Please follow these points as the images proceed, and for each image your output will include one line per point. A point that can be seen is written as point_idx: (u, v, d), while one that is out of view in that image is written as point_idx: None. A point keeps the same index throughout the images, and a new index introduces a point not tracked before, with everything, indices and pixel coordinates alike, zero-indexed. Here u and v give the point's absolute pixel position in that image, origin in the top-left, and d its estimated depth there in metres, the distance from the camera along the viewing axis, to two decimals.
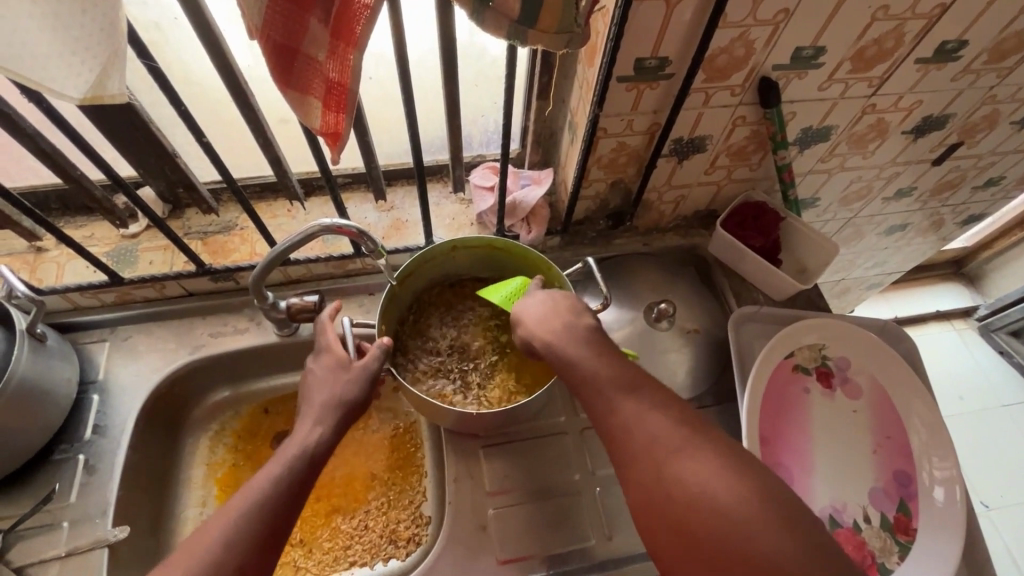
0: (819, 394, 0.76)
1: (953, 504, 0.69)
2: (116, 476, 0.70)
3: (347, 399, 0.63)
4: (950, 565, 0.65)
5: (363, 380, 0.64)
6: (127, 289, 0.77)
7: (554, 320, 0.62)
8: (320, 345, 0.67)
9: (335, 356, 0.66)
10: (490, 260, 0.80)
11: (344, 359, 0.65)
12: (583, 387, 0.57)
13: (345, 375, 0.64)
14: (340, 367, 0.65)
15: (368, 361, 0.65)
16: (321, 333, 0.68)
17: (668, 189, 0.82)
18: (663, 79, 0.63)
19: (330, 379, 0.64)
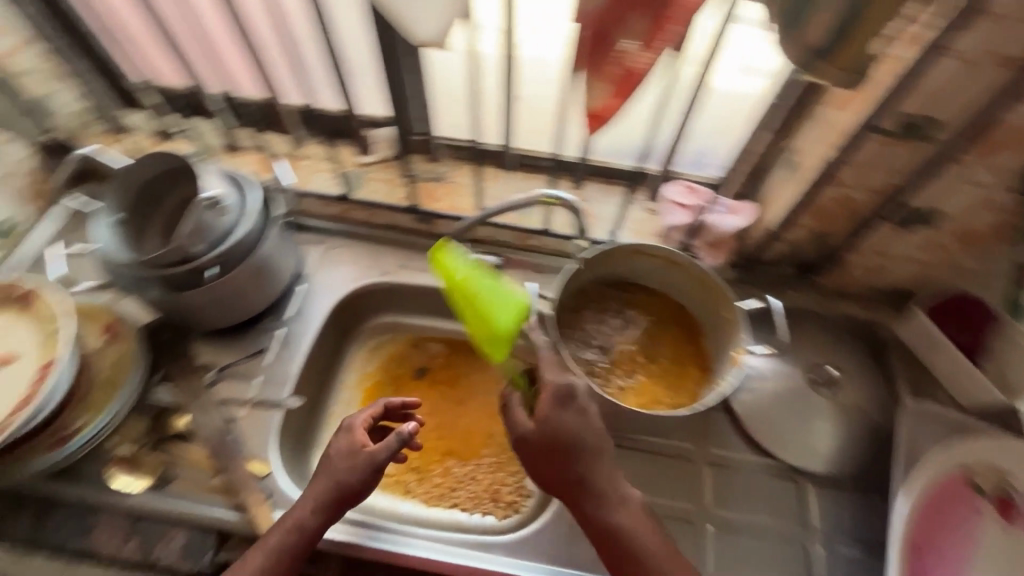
0: (993, 522, 0.66)
1: None
2: (303, 355, 0.82)
3: (342, 486, 0.62)
4: None
5: (363, 472, 0.62)
6: (350, 206, 0.90)
7: (569, 424, 0.62)
8: (349, 419, 0.67)
9: (352, 438, 0.65)
10: (664, 275, 0.82)
11: (359, 446, 0.64)
12: (599, 539, 0.62)
13: (352, 461, 0.63)
14: (348, 453, 0.64)
15: (376, 452, 0.63)
16: (365, 410, 0.68)
17: (871, 257, 0.77)
18: (922, 141, 0.60)
19: (333, 461, 0.64)
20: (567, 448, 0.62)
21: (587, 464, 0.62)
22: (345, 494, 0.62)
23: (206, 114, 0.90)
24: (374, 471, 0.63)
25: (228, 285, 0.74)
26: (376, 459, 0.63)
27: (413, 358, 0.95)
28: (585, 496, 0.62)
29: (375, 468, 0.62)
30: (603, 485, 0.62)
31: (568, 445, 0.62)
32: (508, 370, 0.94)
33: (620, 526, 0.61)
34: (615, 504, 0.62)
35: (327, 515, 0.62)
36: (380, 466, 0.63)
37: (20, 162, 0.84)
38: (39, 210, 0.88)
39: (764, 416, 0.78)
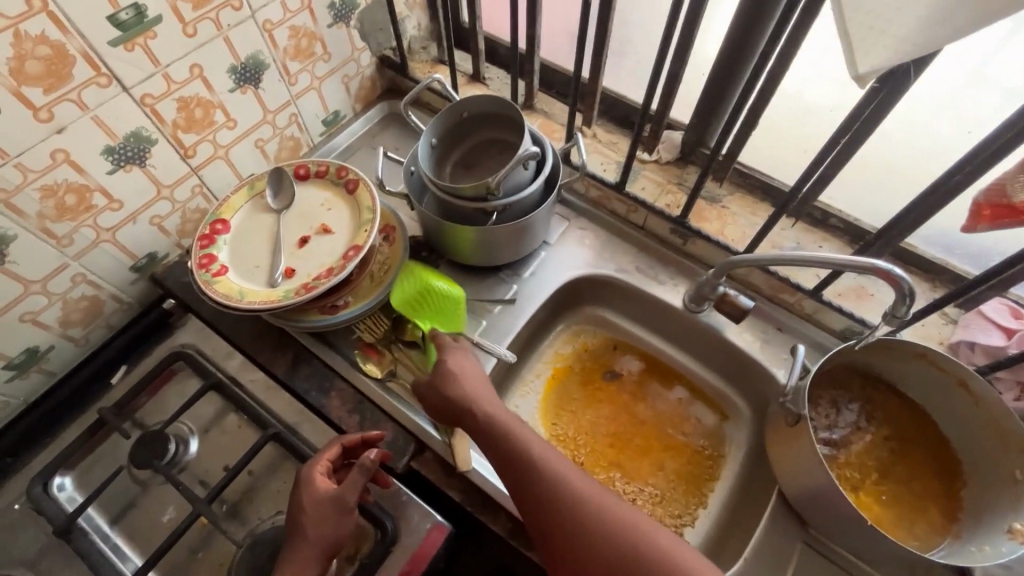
0: None
1: None
2: (526, 316, 0.86)
3: (324, 532, 0.60)
4: None
5: (336, 515, 0.61)
6: (610, 195, 0.89)
7: (466, 373, 0.70)
8: (305, 468, 0.65)
9: (315, 490, 0.62)
10: (938, 392, 0.70)
11: (322, 491, 0.62)
12: (496, 446, 0.64)
13: (320, 510, 0.61)
14: (313, 499, 0.61)
15: (344, 493, 0.61)
16: (317, 454, 0.66)
17: None
18: None
19: (306, 511, 0.61)
20: (461, 401, 0.67)
21: (453, 379, 0.69)
22: (332, 539, 0.60)
23: None
24: (347, 504, 0.62)
25: (498, 235, 0.79)
26: (340, 503, 0.61)
27: (608, 359, 0.95)
28: (506, 452, 0.63)
29: (346, 506, 0.61)
30: (532, 446, 0.63)
31: (450, 386, 0.68)
32: (699, 411, 0.89)
33: (573, 482, 0.60)
34: (550, 461, 0.62)
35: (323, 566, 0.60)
36: (350, 503, 0.62)
37: (367, 68, 0.98)
38: (361, 111, 1.03)
39: None
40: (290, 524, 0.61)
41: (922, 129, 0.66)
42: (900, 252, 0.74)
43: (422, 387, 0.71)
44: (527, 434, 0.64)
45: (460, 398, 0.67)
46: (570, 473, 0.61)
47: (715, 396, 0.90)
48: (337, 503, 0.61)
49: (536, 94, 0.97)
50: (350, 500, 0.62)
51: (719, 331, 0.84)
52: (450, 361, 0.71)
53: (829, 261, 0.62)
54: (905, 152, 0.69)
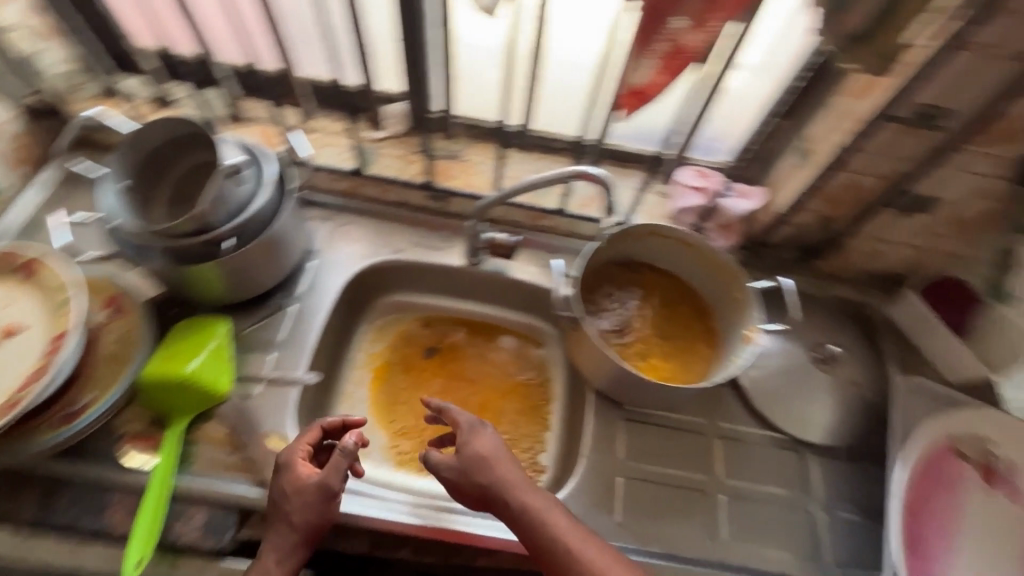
0: (976, 486, 0.73)
1: None
2: (317, 331, 0.81)
3: (305, 519, 0.59)
4: None
5: (320, 505, 0.59)
6: (360, 182, 0.89)
7: (490, 446, 0.63)
8: (287, 450, 0.62)
9: (297, 475, 0.60)
10: (674, 255, 0.85)
11: (306, 478, 0.60)
12: (524, 532, 0.60)
13: (306, 496, 0.59)
14: (297, 489, 0.59)
15: (327, 480, 0.59)
16: (301, 435, 0.64)
17: (870, 239, 0.81)
18: (931, 130, 0.63)
19: (287, 500, 0.59)
20: (488, 478, 0.62)
21: (475, 458, 0.62)
22: (314, 524, 0.59)
23: (211, 83, 0.87)
24: (328, 495, 0.59)
25: (246, 259, 0.72)
26: (327, 490, 0.59)
27: (421, 339, 0.95)
28: (532, 530, 0.59)
29: (333, 495, 0.59)
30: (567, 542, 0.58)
31: (484, 466, 0.62)
32: (517, 350, 0.95)
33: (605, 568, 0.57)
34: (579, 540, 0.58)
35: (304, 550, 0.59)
36: (337, 492, 0.60)
37: (8, 124, 0.79)
38: (28, 177, 0.83)
39: (769, 394, 0.82)
40: (271, 507, 0.60)
41: (580, 47, 0.74)
42: (610, 152, 0.86)
43: (445, 467, 0.64)
44: (559, 516, 0.59)
45: (479, 481, 0.62)
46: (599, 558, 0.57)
47: (525, 332, 0.96)
48: (321, 491, 0.59)
49: (239, 101, 0.88)
50: (337, 485, 0.59)
51: (503, 273, 0.89)
52: (472, 437, 0.65)
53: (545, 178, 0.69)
54: (580, 70, 0.77)
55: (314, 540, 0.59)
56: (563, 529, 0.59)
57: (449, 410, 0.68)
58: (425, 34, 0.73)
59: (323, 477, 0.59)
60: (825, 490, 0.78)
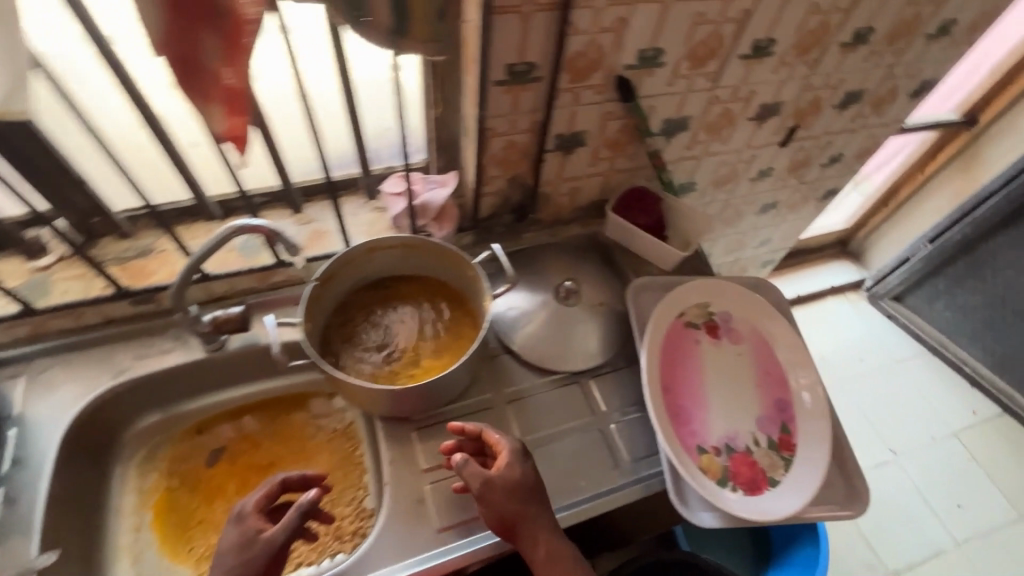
0: (708, 344, 0.87)
1: (817, 403, 0.80)
2: (39, 505, 0.70)
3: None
4: (817, 475, 0.74)
5: (263, 559, 0.66)
6: (43, 319, 0.78)
7: (523, 472, 0.72)
8: (245, 506, 0.71)
9: (250, 526, 0.69)
10: (408, 260, 0.89)
11: (255, 533, 0.68)
12: (527, 541, 0.69)
13: (250, 550, 0.66)
14: (246, 541, 0.67)
15: (273, 533, 0.67)
16: (256, 492, 0.73)
17: (559, 181, 0.93)
18: (533, 82, 0.73)
19: (236, 554, 0.66)
20: (522, 504, 0.70)
21: (512, 484, 0.70)
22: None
23: None
24: (272, 554, 0.67)
25: None
26: (277, 540, 0.67)
27: (201, 448, 0.87)
28: (540, 539, 0.69)
29: (275, 551, 0.67)
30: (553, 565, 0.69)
31: (541, 504, 0.71)
32: (310, 410, 0.91)
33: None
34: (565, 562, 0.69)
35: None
36: (282, 545, 0.67)
37: None
38: None
39: (535, 345, 0.88)
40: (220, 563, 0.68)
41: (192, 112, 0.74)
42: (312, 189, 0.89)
43: (497, 485, 0.70)
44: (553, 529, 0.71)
45: (526, 500, 0.70)
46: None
47: (312, 390, 0.93)
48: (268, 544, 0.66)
49: None
50: (286, 534, 0.68)
51: (254, 343, 0.85)
52: (529, 475, 0.72)
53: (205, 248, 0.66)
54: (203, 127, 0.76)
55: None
56: (554, 543, 0.70)
57: (514, 448, 0.73)
58: (22, 147, 0.66)
59: (281, 527, 0.68)
60: (610, 401, 0.87)
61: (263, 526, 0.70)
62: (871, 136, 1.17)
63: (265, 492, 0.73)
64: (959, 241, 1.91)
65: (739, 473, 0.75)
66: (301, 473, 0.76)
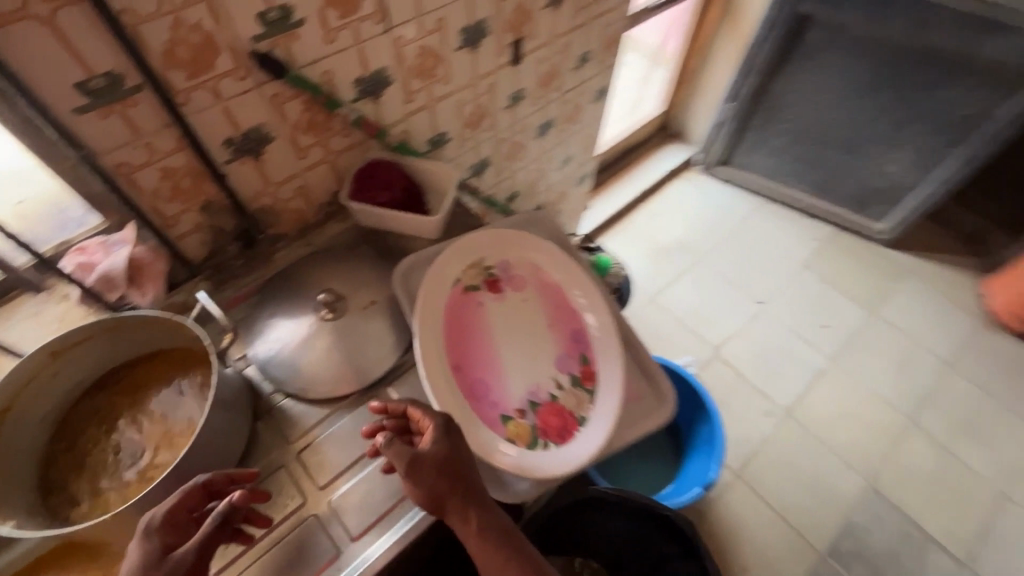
0: (493, 302, 0.80)
1: (605, 324, 0.77)
2: None
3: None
4: (617, 396, 0.72)
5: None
6: None
7: (455, 442, 0.64)
8: (155, 517, 0.58)
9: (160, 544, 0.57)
10: (123, 340, 0.73)
11: (169, 551, 0.57)
12: (459, 514, 0.63)
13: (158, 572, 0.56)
14: (151, 564, 0.56)
15: (189, 548, 0.58)
16: (168, 501, 0.59)
17: (273, 187, 0.80)
18: (135, 94, 0.58)
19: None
20: (452, 481, 0.62)
21: (438, 452, 0.63)
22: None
23: None
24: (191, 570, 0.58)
25: None
26: (187, 561, 0.57)
27: None
28: (472, 506, 0.63)
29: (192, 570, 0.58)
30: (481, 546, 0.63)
31: (469, 482, 0.64)
32: None
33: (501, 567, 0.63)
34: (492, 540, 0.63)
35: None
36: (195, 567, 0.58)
37: None
38: None
39: (311, 379, 0.76)
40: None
41: None
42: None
43: (425, 456, 0.62)
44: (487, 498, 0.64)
45: (450, 472, 0.63)
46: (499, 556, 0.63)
47: None
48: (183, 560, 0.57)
49: None
50: (198, 555, 0.58)
51: None
52: (458, 452, 0.64)
53: None
54: None
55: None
56: (489, 517, 0.64)
57: (440, 426, 0.64)
58: None
59: (196, 540, 0.58)
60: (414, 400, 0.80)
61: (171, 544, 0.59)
62: (608, 25, 1.13)
63: (187, 498, 0.60)
64: (752, 92, 2.00)
65: (548, 427, 0.71)
66: (228, 473, 0.64)
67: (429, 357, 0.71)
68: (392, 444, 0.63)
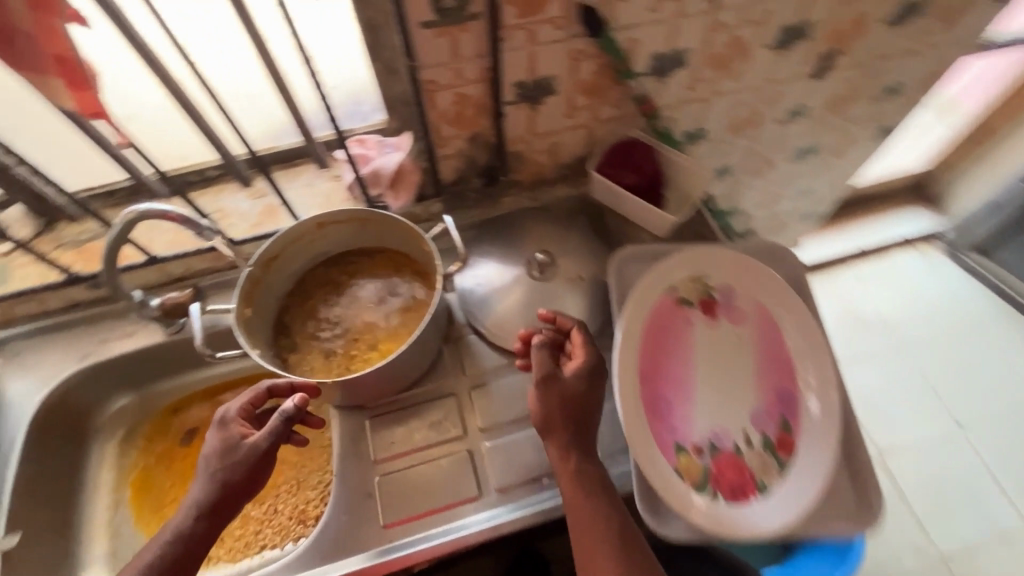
0: (702, 326, 0.75)
1: (828, 406, 0.70)
2: (7, 488, 0.71)
3: (228, 480, 0.59)
4: (814, 482, 0.66)
5: (250, 464, 0.60)
6: (7, 305, 0.78)
7: (592, 381, 0.66)
8: (229, 412, 0.64)
9: (225, 436, 0.62)
10: (366, 232, 0.81)
11: (241, 437, 0.62)
12: (570, 448, 0.63)
13: (232, 455, 0.60)
14: (230, 447, 0.61)
15: (260, 438, 0.61)
16: (240, 398, 0.66)
17: (532, 137, 0.81)
18: (471, 21, 0.61)
19: (222, 456, 0.60)
20: (570, 416, 0.64)
21: (570, 380, 0.65)
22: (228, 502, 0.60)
23: None
24: (255, 459, 0.60)
25: None
26: (257, 446, 0.60)
27: (177, 425, 0.86)
28: (589, 479, 0.62)
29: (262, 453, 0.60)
30: (563, 443, 0.63)
31: (588, 428, 0.65)
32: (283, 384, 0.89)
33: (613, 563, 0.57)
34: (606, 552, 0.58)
35: (217, 505, 0.59)
36: (267, 453, 0.61)
37: None
38: None
39: (504, 321, 0.79)
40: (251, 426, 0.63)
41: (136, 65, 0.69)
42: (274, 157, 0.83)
43: (567, 377, 0.65)
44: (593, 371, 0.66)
45: (578, 401, 0.64)
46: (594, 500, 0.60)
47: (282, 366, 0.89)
48: (252, 448, 0.60)
49: None
50: (268, 443, 0.61)
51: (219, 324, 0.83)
52: (589, 392, 0.65)
53: (110, 234, 0.63)
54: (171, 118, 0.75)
55: (236, 498, 0.59)
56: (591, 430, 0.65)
57: (589, 362, 0.66)
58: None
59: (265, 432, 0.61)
60: None
61: (248, 433, 0.63)
62: None
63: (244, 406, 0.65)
64: None
65: (722, 478, 0.68)
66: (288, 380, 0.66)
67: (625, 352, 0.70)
68: (541, 350, 0.66)
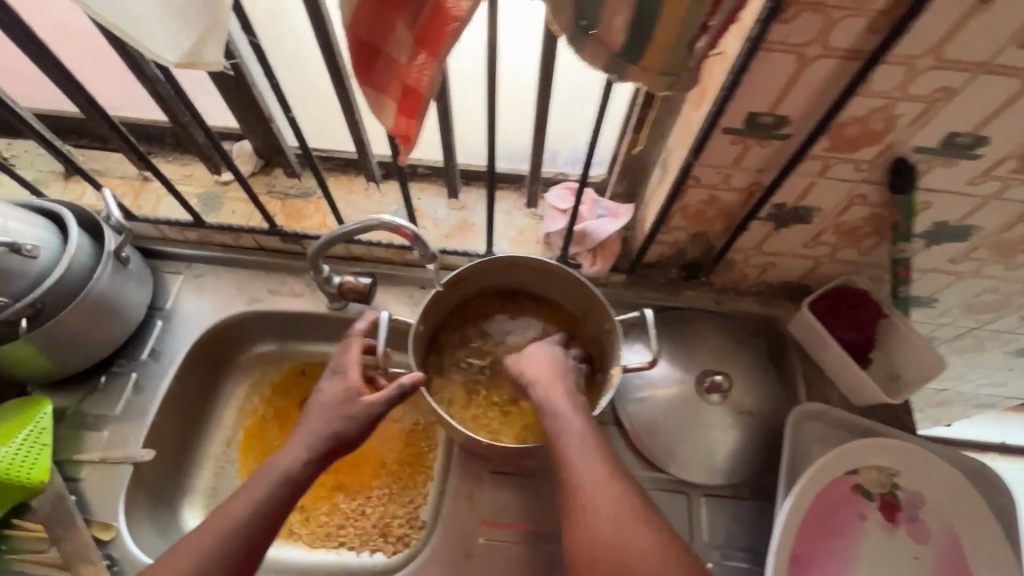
0: (876, 526, 0.66)
1: None
2: (157, 401, 0.75)
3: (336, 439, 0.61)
4: None
5: (363, 424, 0.62)
6: (208, 231, 0.82)
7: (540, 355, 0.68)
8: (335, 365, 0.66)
9: (342, 386, 0.64)
10: (548, 285, 0.77)
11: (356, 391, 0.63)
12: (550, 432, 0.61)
13: (349, 411, 0.62)
14: (345, 400, 0.63)
15: (374, 402, 0.62)
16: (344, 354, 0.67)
17: (755, 252, 0.74)
18: (776, 139, 0.55)
19: (337, 410, 0.62)
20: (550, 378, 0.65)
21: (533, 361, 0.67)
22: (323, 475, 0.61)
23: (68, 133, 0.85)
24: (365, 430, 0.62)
25: (51, 336, 0.67)
26: (374, 410, 0.62)
27: (301, 386, 0.86)
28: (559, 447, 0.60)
29: (375, 420, 0.62)
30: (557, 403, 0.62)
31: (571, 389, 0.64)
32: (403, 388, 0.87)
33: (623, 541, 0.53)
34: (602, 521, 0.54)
35: (326, 456, 0.61)
36: (377, 419, 0.62)
37: None
38: None
39: (652, 426, 0.75)
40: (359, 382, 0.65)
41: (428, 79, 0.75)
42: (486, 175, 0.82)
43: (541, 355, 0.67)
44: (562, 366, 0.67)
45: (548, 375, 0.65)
46: (589, 466, 0.57)
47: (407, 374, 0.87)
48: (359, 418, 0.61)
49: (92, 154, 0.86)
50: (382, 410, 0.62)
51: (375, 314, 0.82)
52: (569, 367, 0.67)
53: (347, 232, 0.63)
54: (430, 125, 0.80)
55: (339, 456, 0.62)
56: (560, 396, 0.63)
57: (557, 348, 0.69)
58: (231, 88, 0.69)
59: (379, 399, 0.62)
60: (714, 534, 0.72)
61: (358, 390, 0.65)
62: None
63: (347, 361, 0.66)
64: None
65: None
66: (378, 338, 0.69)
67: (784, 530, 0.63)
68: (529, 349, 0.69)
